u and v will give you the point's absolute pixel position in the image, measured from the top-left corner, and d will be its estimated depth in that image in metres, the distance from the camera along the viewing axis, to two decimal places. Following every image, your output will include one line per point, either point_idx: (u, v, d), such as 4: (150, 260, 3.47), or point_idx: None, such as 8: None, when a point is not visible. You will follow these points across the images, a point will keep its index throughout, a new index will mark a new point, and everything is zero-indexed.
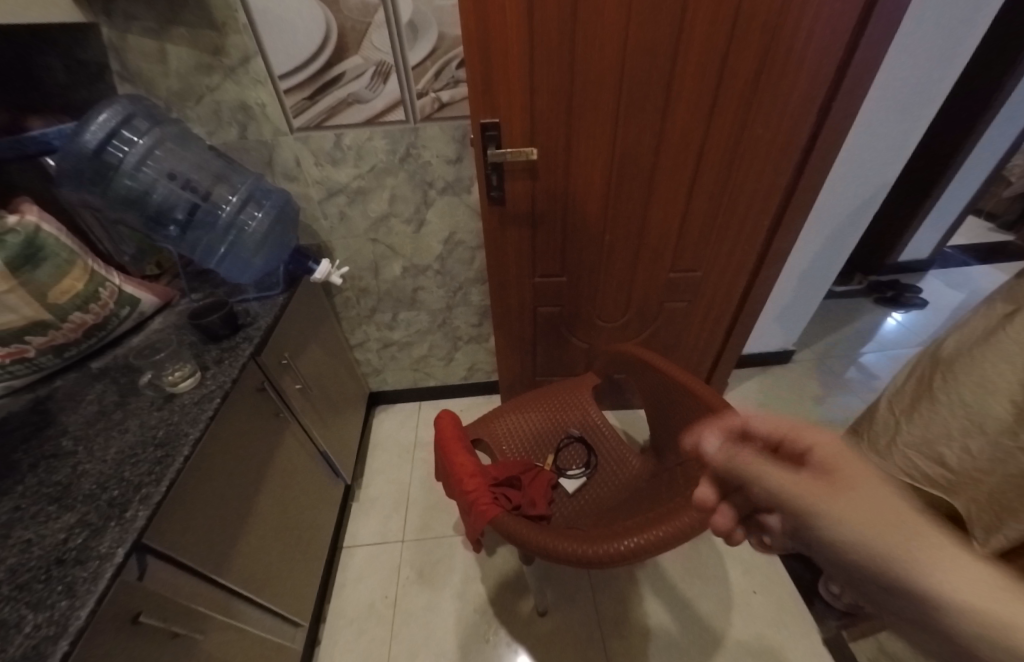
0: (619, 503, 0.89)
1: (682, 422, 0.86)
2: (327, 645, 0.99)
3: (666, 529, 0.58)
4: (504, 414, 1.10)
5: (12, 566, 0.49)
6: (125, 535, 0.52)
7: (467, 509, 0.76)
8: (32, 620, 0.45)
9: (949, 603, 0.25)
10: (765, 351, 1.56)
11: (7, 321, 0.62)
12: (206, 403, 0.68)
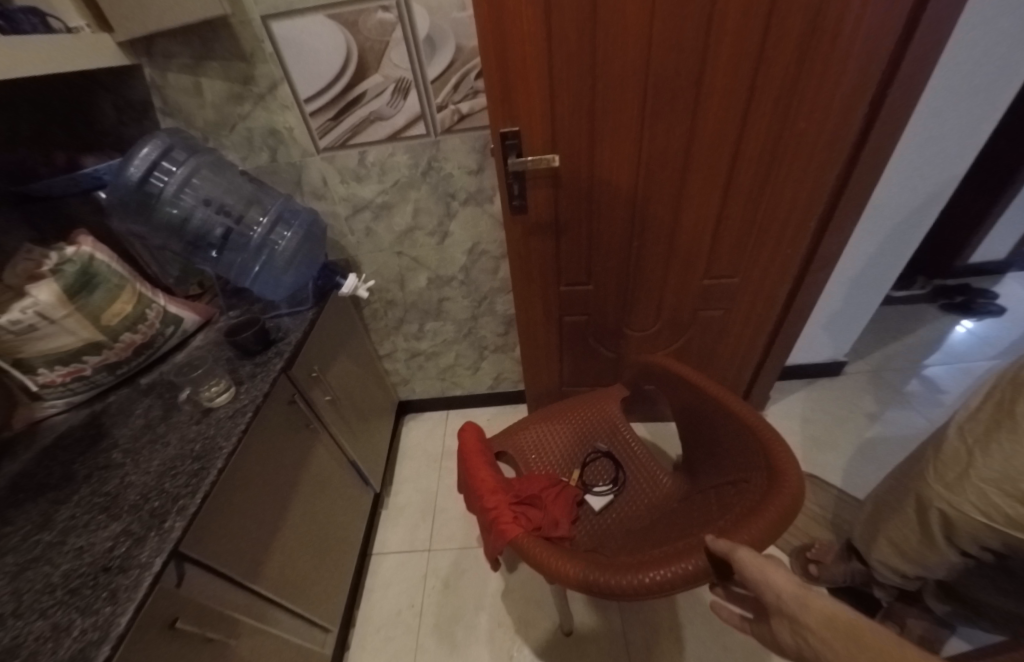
0: (647, 527, 0.83)
1: (717, 441, 0.80)
2: (355, 649, 1.01)
3: (695, 562, 0.52)
4: (530, 425, 1.08)
5: (66, 571, 0.53)
6: (163, 545, 0.55)
7: (487, 526, 0.75)
8: (80, 624, 0.48)
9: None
10: (813, 361, 1.43)
11: (67, 342, 0.71)
12: (239, 419, 0.71)
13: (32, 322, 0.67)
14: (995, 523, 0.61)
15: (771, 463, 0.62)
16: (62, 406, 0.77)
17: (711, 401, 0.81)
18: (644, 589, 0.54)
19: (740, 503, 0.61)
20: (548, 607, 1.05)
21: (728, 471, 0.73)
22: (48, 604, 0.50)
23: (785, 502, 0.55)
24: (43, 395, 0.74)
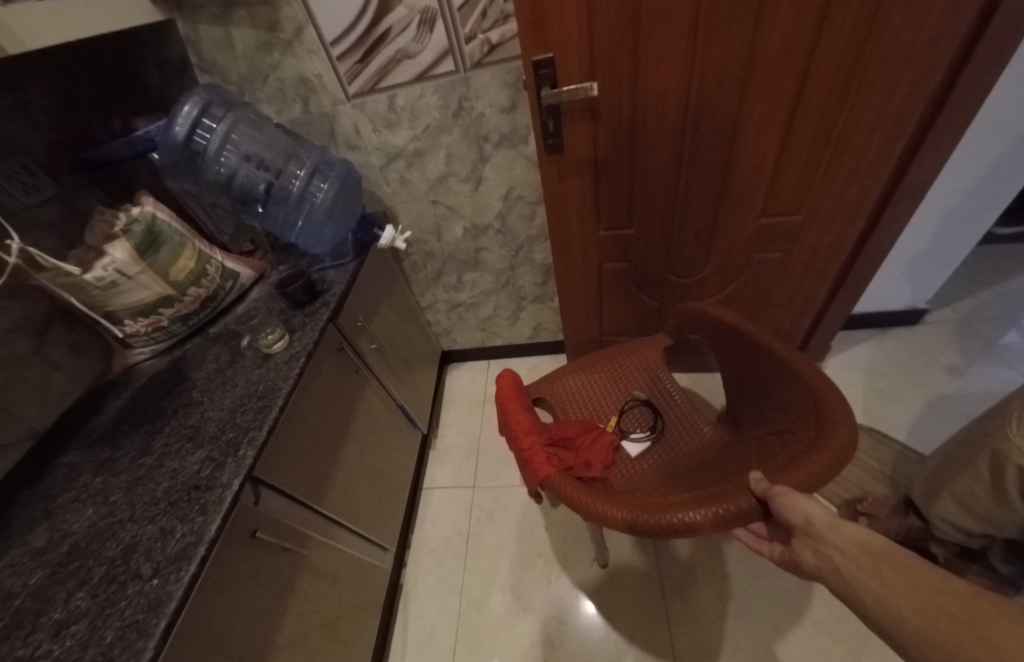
0: (684, 474, 0.82)
1: (766, 391, 0.74)
2: (412, 566, 1.15)
3: (726, 507, 0.51)
4: (569, 373, 1.08)
5: (167, 487, 0.63)
6: (239, 468, 0.63)
7: (522, 465, 0.79)
8: (180, 529, 0.58)
9: (900, 619, 0.38)
10: (887, 309, 1.29)
11: (145, 296, 0.79)
12: (293, 364, 0.77)
13: (112, 279, 0.75)
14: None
15: (823, 414, 0.57)
16: (149, 354, 0.87)
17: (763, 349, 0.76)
18: (673, 529, 0.53)
19: (783, 455, 0.58)
20: (585, 542, 1.11)
21: (776, 422, 0.69)
22: (157, 511, 0.61)
23: (832, 457, 0.51)
24: (133, 343, 0.84)
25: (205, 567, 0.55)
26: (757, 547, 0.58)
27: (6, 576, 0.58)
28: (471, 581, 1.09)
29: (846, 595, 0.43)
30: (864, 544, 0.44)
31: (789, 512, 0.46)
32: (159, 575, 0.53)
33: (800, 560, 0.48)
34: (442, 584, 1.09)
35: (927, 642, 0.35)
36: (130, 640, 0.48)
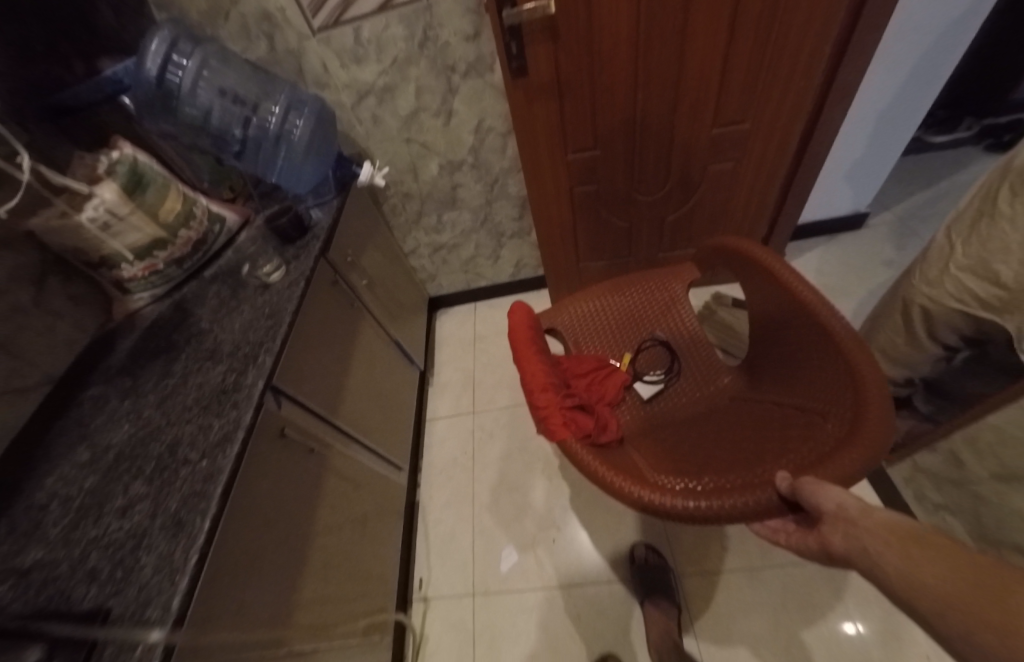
0: (700, 426, 0.92)
1: (799, 358, 0.78)
2: (425, 485, 1.26)
3: (743, 503, 0.58)
4: (585, 308, 1.12)
5: (196, 394, 0.68)
6: (261, 371, 0.69)
7: (538, 422, 0.82)
8: (217, 424, 0.63)
9: (921, 594, 0.36)
10: (833, 217, 1.42)
11: (138, 238, 0.82)
12: (294, 288, 0.82)
13: (105, 219, 0.77)
14: (967, 307, 0.72)
15: (861, 417, 0.59)
16: (149, 300, 0.90)
17: (800, 325, 0.78)
18: (693, 516, 0.61)
19: (815, 447, 0.64)
20: None
21: (803, 398, 0.75)
22: (190, 414, 0.65)
23: (865, 450, 0.56)
24: (133, 289, 0.87)
25: (246, 445, 0.61)
26: (773, 537, 0.57)
27: (62, 485, 0.63)
28: (481, 487, 1.22)
29: (868, 572, 0.41)
30: (894, 526, 0.42)
31: (820, 498, 0.48)
32: (207, 456, 0.59)
33: (826, 543, 0.47)
34: (456, 496, 1.22)
35: (950, 614, 0.33)
36: (195, 503, 0.54)
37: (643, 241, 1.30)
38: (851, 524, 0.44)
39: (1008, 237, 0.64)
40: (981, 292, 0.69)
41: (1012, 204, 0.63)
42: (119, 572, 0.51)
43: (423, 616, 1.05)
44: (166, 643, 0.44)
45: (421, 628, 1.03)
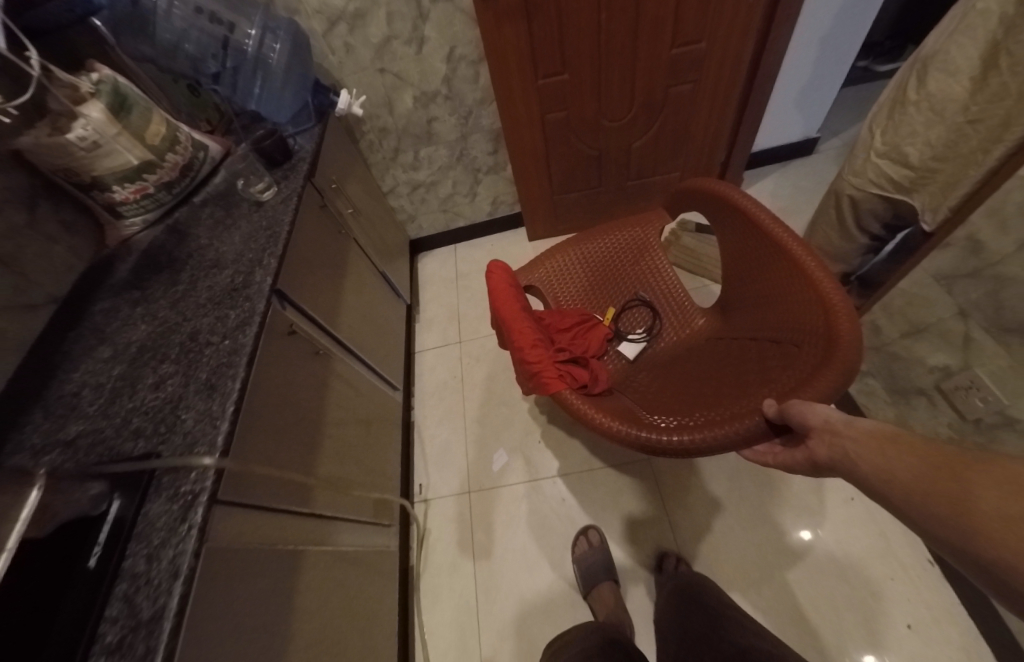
0: (683, 365, 0.99)
1: (772, 290, 0.82)
2: (419, 407, 1.37)
3: (733, 432, 0.64)
4: (564, 267, 1.20)
5: (210, 293, 0.76)
6: (268, 272, 0.77)
7: (529, 377, 0.86)
8: (234, 314, 0.71)
9: (891, 487, 0.46)
10: (786, 144, 1.52)
11: (128, 160, 0.84)
12: (288, 204, 0.88)
13: (94, 139, 0.79)
14: (884, 190, 0.84)
15: (833, 336, 0.64)
16: (142, 225, 0.93)
17: (775, 262, 0.81)
18: (687, 449, 0.68)
19: (790, 370, 0.68)
20: None
21: (775, 322, 0.78)
22: (205, 310, 0.73)
23: (841, 365, 0.60)
24: (124, 213, 0.90)
25: (262, 329, 0.70)
26: (763, 458, 0.67)
27: (89, 375, 0.70)
28: (472, 403, 1.34)
29: (850, 473, 0.50)
30: (876, 434, 0.50)
31: (806, 416, 0.55)
32: (230, 336, 0.68)
33: (815, 454, 0.55)
34: (448, 414, 1.34)
35: (914, 499, 0.43)
36: (226, 373, 0.63)
37: (613, 169, 1.38)
38: (838, 434, 0.52)
39: (913, 122, 0.75)
40: (891, 173, 0.81)
41: (915, 94, 0.74)
42: (165, 426, 0.60)
43: (426, 513, 1.19)
44: (217, 468, 0.53)
45: (424, 523, 1.17)
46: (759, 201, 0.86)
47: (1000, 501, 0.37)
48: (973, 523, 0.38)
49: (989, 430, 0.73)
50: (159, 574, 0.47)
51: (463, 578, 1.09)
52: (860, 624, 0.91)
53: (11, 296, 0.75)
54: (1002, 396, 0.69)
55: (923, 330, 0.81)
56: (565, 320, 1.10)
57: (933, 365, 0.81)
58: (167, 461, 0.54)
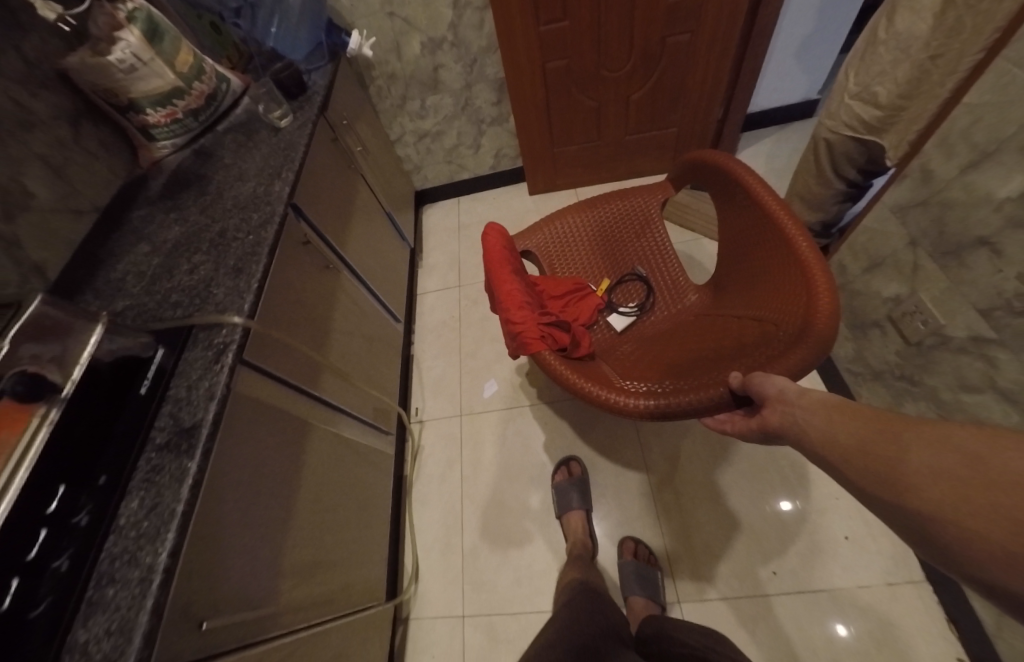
0: (668, 339, 1.04)
1: (763, 272, 0.86)
2: (419, 343, 1.49)
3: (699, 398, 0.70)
4: (562, 233, 1.21)
5: (236, 200, 0.89)
6: (286, 183, 0.89)
7: (513, 337, 0.91)
8: (255, 216, 0.84)
9: (825, 450, 0.48)
10: (786, 105, 1.56)
11: (161, 85, 0.94)
12: (304, 129, 0.98)
13: (132, 62, 0.89)
14: (856, 133, 0.90)
15: (810, 320, 0.68)
16: (171, 149, 1.04)
17: (774, 244, 0.84)
18: (655, 412, 0.75)
19: (764, 345, 0.73)
20: None
21: (759, 303, 0.83)
22: (231, 214, 0.86)
23: (815, 343, 0.66)
24: (157, 137, 1.00)
25: (279, 228, 0.84)
26: (721, 426, 0.71)
27: (134, 264, 0.84)
28: (467, 339, 1.46)
29: (798, 437, 0.52)
30: (831, 402, 0.51)
31: (763, 386, 0.59)
32: (253, 232, 0.81)
33: (768, 422, 0.58)
34: (445, 349, 1.46)
35: (846, 459, 0.45)
36: (250, 261, 0.77)
37: (612, 121, 1.43)
38: (792, 405, 0.55)
39: (884, 61, 0.80)
40: (862, 114, 0.86)
41: (885, 33, 0.78)
42: (200, 297, 0.75)
43: (420, 432, 1.34)
44: (242, 328, 0.69)
45: (417, 440, 1.32)
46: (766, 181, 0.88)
47: (930, 459, 0.37)
48: (916, 490, 0.37)
49: (928, 350, 0.80)
50: (195, 394, 0.64)
51: (451, 487, 1.24)
52: (802, 534, 1.02)
53: (59, 201, 0.88)
54: (939, 315, 0.76)
55: (880, 263, 0.88)
56: (559, 288, 1.13)
57: (887, 295, 0.88)
58: (203, 319, 0.70)
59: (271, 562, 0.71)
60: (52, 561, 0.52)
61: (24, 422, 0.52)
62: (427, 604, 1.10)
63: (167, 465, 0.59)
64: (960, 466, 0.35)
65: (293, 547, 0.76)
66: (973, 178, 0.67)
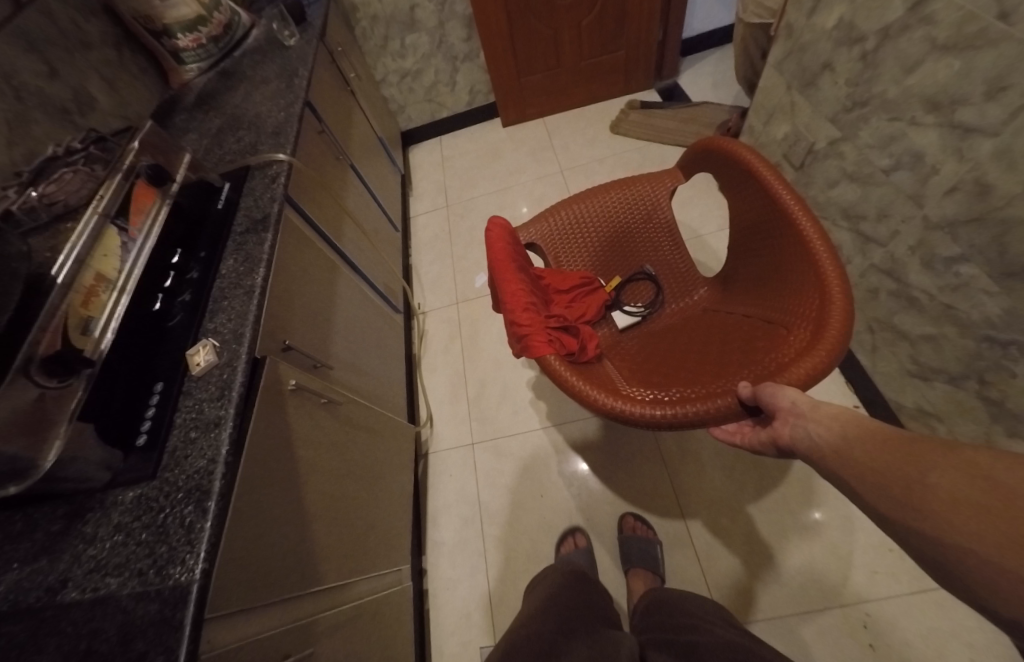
0: (674, 340, 1.01)
1: (778, 274, 0.87)
2: (415, 253, 1.73)
3: (717, 406, 0.71)
4: (563, 217, 1.07)
5: (266, 93, 1.10)
6: (305, 77, 1.12)
7: (516, 338, 0.82)
8: (286, 100, 1.07)
9: (840, 466, 0.53)
10: (718, 30, 1.84)
11: (189, 13, 1.10)
12: (311, 44, 1.21)
13: None
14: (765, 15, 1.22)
15: (822, 326, 0.72)
16: (198, 72, 1.20)
17: (789, 252, 0.83)
18: (662, 423, 0.73)
19: (774, 355, 0.76)
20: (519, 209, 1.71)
21: (770, 307, 0.86)
22: (261, 104, 1.07)
23: (824, 357, 0.69)
24: (185, 60, 1.18)
25: (303, 110, 1.06)
26: (732, 438, 0.76)
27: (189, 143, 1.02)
28: (457, 242, 1.71)
29: (810, 450, 0.58)
30: (838, 416, 0.57)
31: (776, 397, 0.64)
32: (290, 108, 1.04)
33: (779, 434, 0.64)
34: (439, 255, 1.70)
35: (863, 477, 0.50)
36: (286, 127, 0.98)
37: (568, 49, 1.68)
38: (802, 417, 0.60)
39: None
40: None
41: None
42: (249, 151, 0.95)
43: (424, 319, 1.57)
44: (288, 163, 0.90)
45: (422, 325, 1.55)
46: (781, 173, 0.86)
47: (945, 481, 0.42)
48: (928, 513, 0.42)
49: (806, 167, 1.07)
50: (263, 200, 0.85)
51: (454, 356, 1.48)
52: None
53: (115, 107, 1.08)
54: (811, 135, 1.02)
55: (772, 114, 1.15)
56: (566, 282, 1.02)
57: (779, 138, 1.15)
58: (259, 158, 0.91)
59: (325, 332, 0.94)
60: (179, 295, 0.72)
61: (154, 199, 0.73)
62: (442, 439, 1.34)
63: (250, 242, 0.78)
64: (974, 486, 0.39)
65: (340, 335, 1.00)
66: (815, 19, 0.93)
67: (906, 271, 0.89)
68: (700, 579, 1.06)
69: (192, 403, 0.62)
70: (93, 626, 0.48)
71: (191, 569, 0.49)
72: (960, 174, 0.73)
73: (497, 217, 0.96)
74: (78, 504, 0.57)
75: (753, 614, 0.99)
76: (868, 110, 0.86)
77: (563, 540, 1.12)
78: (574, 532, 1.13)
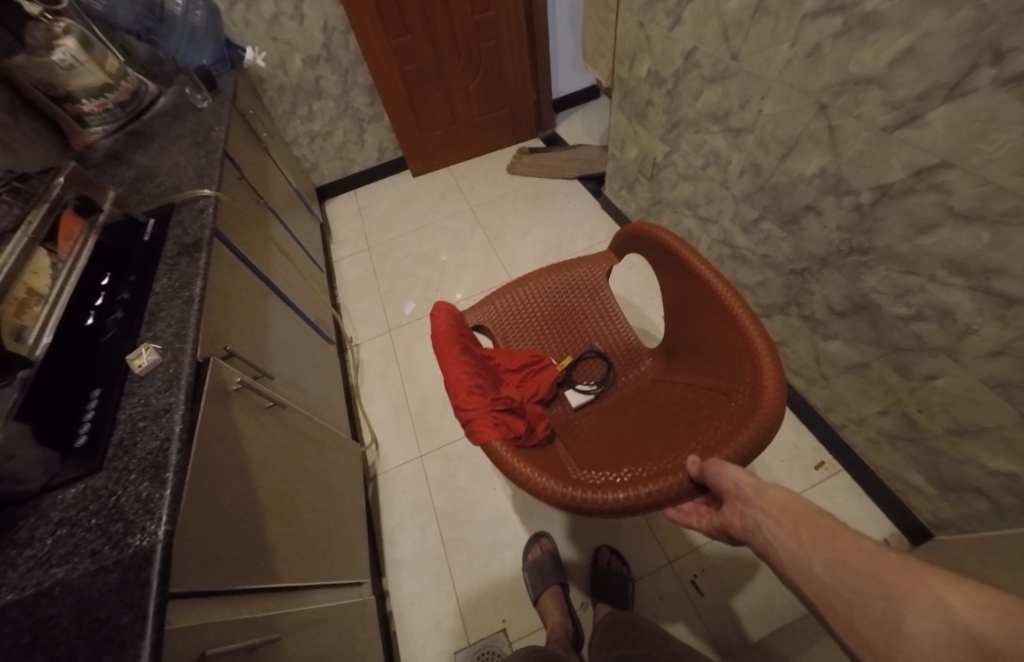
0: (626, 413, 1.05)
1: (706, 341, 0.94)
2: (342, 292, 1.80)
3: (667, 484, 0.69)
4: (507, 299, 1.21)
5: (182, 144, 1.19)
6: (221, 130, 1.24)
7: (464, 423, 0.85)
8: (206, 149, 1.16)
9: (802, 579, 0.51)
10: (578, 93, 2.32)
11: (95, 80, 1.16)
12: (223, 106, 1.33)
13: (72, 63, 1.09)
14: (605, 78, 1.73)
15: (756, 391, 0.75)
16: (103, 134, 1.24)
17: (714, 320, 0.91)
18: (616, 507, 0.71)
19: (719, 425, 0.79)
20: (437, 242, 1.89)
21: (709, 375, 0.91)
22: (175, 155, 1.15)
23: (761, 430, 0.72)
24: (90, 124, 1.21)
25: (222, 158, 1.16)
26: (686, 519, 0.73)
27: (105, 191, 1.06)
28: (382, 277, 1.82)
29: (764, 544, 0.57)
30: (784, 508, 0.57)
31: (721, 476, 0.63)
32: (214, 155, 1.14)
33: (730, 522, 0.62)
34: (367, 292, 1.78)
35: (826, 595, 0.48)
36: (208, 171, 1.06)
37: (461, 109, 1.99)
38: (747, 504, 0.60)
39: None
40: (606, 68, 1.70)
41: None
42: (172, 192, 1.01)
43: (357, 350, 1.61)
44: (215, 197, 0.98)
45: (356, 356, 1.59)
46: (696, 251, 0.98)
47: (922, 623, 0.39)
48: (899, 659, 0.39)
49: (657, 176, 1.54)
50: (192, 229, 0.90)
51: (392, 381, 1.52)
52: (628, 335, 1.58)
53: None
54: (652, 153, 1.50)
55: (624, 142, 1.64)
56: (515, 361, 1.10)
57: (632, 157, 1.62)
58: (185, 196, 0.97)
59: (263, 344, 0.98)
60: (110, 313, 0.74)
61: (81, 228, 0.77)
62: (389, 459, 1.35)
63: (182, 265, 0.83)
64: (947, 638, 0.37)
65: (280, 360, 1.03)
66: (634, 72, 1.42)
67: (734, 236, 1.31)
68: (647, 526, 1.18)
69: (137, 399, 0.63)
70: (39, 615, 0.45)
71: (153, 533, 0.50)
72: (742, 161, 1.17)
73: (450, 307, 1.05)
74: (4, 517, 0.53)
75: (691, 547, 1.13)
76: (681, 128, 1.32)
77: (528, 553, 1.13)
78: (539, 537, 1.17)
